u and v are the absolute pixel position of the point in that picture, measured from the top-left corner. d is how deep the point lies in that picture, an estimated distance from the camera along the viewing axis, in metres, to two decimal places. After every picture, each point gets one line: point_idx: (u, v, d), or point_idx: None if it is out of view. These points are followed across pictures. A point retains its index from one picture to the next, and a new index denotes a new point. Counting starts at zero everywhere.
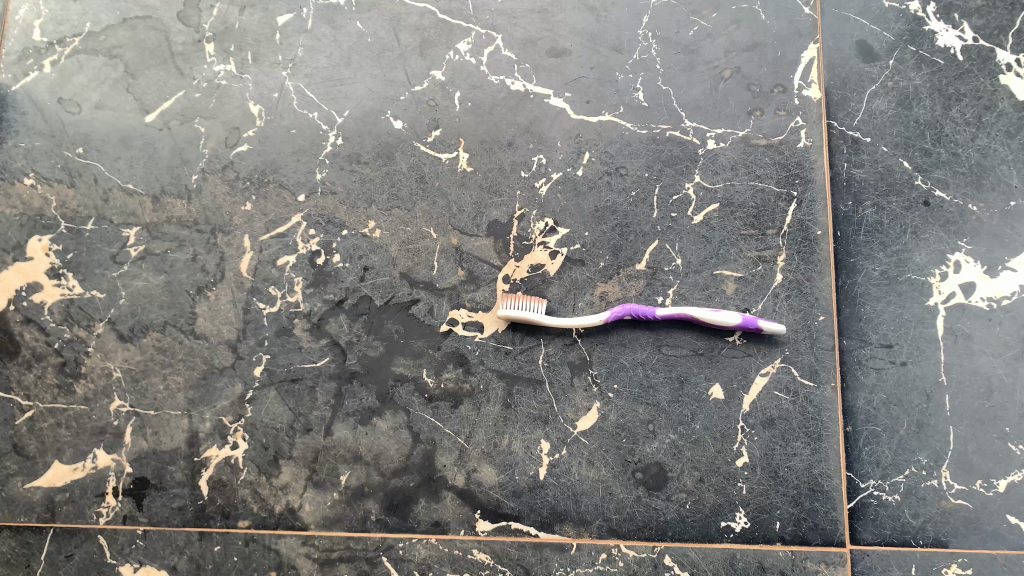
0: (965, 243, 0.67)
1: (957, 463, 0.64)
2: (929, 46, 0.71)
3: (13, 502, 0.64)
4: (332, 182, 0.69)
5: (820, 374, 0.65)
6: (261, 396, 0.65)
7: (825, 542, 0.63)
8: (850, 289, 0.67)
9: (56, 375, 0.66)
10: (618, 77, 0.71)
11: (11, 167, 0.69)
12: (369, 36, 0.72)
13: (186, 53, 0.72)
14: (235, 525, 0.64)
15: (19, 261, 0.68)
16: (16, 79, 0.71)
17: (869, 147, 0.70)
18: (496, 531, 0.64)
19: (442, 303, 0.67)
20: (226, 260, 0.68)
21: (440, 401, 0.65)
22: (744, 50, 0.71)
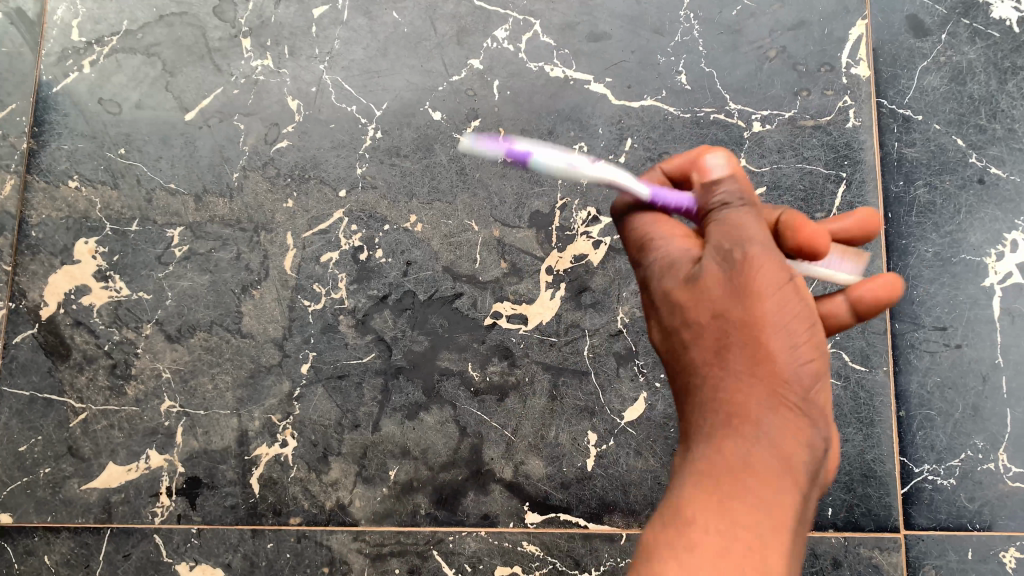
0: (1023, 221, 0.65)
1: (1014, 445, 0.62)
2: (983, 18, 0.68)
3: (71, 503, 0.65)
4: (372, 177, 0.69)
5: (873, 358, 0.64)
6: (309, 393, 0.65)
7: (879, 528, 0.62)
8: (903, 272, 0.65)
9: (107, 377, 0.67)
10: (659, 60, 0.70)
11: (55, 170, 0.70)
12: (405, 26, 0.71)
13: (223, 50, 0.71)
14: (287, 522, 0.64)
15: (68, 264, 0.68)
16: (56, 80, 0.71)
17: (921, 125, 0.68)
18: (545, 522, 0.63)
19: (486, 295, 0.66)
20: (269, 258, 0.68)
21: (486, 395, 0.65)
22: (789, 28, 0.69)
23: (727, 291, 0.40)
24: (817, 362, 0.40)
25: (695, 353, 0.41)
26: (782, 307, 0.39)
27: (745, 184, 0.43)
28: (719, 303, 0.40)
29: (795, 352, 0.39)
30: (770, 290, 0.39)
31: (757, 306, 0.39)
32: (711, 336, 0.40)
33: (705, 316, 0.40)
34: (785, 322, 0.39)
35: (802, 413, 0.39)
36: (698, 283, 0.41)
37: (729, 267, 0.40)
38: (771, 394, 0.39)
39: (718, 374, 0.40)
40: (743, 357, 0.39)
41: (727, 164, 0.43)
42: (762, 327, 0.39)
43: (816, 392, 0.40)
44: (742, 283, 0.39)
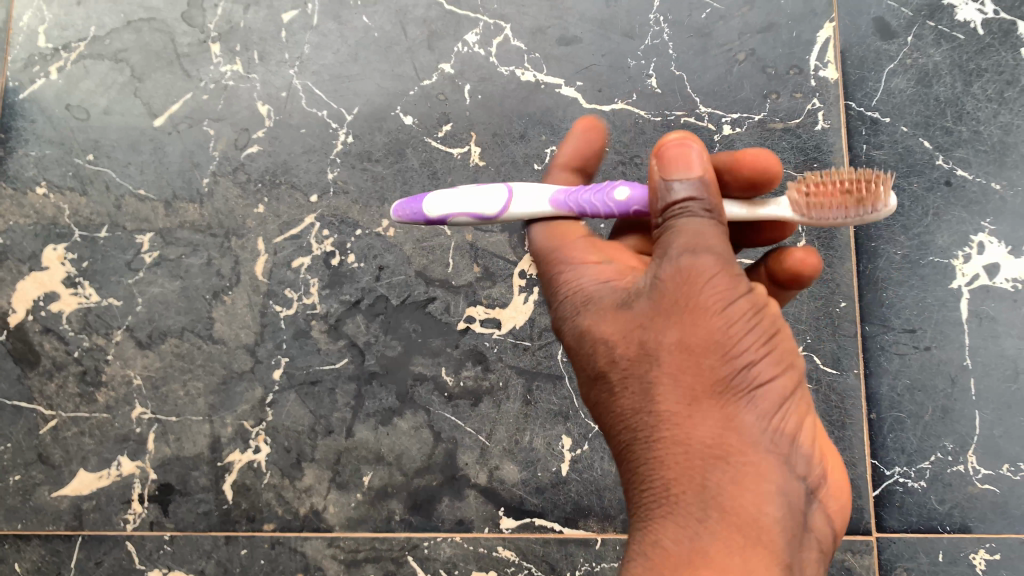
0: (988, 223, 0.66)
1: (984, 447, 0.63)
2: (949, 21, 0.69)
3: (42, 511, 0.65)
4: (344, 181, 0.69)
5: (843, 361, 0.65)
6: (282, 400, 0.65)
7: (851, 530, 0.63)
8: (872, 273, 0.66)
9: (77, 384, 0.66)
10: (629, 64, 0.70)
11: (23, 177, 0.69)
12: (375, 30, 0.71)
13: (192, 55, 0.71)
14: (261, 528, 0.64)
15: (36, 271, 0.68)
16: (24, 86, 0.70)
17: (888, 127, 0.68)
18: (521, 528, 0.63)
19: (459, 300, 0.66)
20: (241, 264, 0.67)
21: (460, 400, 0.65)
22: (758, 31, 0.70)
23: (671, 326, 0.41)
24: (777, 379, 0.41)
25: (626, 404, 0.43)
26: (730, 324, 0.41)
27: (709, 184, 0.44)
28: (659, 340, 0.41)
29: (740, 368, 0.40)
30: (716, 310, 0.41)
31: (703, 329, 0.41)
32: (641, 399, 0.42)
33: (632, 355, 0.42)
34: (735, 336, 0.41)
35: (771, 459, 0.40)
36: (628, 313, 0.43)
37: (675, 293, 0.42)
38: (719, 415, 0.40)
39: (658, 415, 0.41)
40: (679, 390, 0.41)
41: (694, 158, 0.44)
42: (703, 350, 0.40)
43: (780, 425, 0.40)
44: (674, 307, 0.41)
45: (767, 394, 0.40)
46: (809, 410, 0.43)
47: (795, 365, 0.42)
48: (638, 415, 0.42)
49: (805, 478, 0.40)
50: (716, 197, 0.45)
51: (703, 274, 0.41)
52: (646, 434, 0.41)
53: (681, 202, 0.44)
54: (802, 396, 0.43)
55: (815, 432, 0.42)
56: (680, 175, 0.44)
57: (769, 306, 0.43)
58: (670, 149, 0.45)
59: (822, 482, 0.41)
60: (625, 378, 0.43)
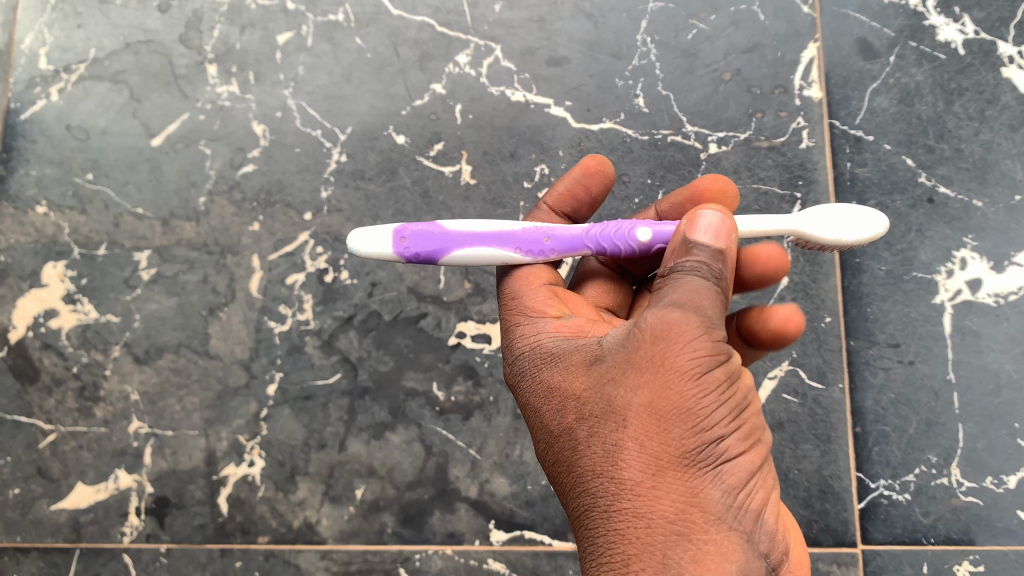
0: (970, 239, 0.67)
1: (967, 460, 0.64)
2: (930, 41, 0.71)
3: (40, 524, 0.66)
4: (337, 200, 0.70)
5: (828, 375, 0.66)
6: (277, 414, 0.66)
7: (837, 542, 0.64)
8: (856, 289, 0.67)
9: (75, 399, 0.68)
10: (617, 84, 0.71)
11: (24, 196, 0.71)
12: (368, 52, 0.73)
13: (189, 76, 0.72)
14: (256, 541, 0.65)
15: (36, 288, 0.69)
16: (25, 107, 0.72)
17: (872, 145, 0.70)
18: (511, 540, 0.64)
19: (450, 316, 0.68)
20: (236, 280, 0.69)
21: (451, 414, 0.66)
22: (743, 51, 0.71)
23: (642, 390, 0.42)
24: (744, 459, 0.41)
25: (588, 465, 0.43)
26: (701, 394, 0.41)
27: (727, 253, 0.44)
28: (628, 401, 0.42)
29: (709, 441, 0.41)
30: (690, 379, 0.41)
31: (672, 395, 0.41)
32: (604, 462, 0.42)
33: (600, 412, 0.43)
34: (706, 409, 0.41)
35: (733, 537, 0.40)
36: (601, 370, 0.44)
37: (651, 355, 0.42)
38: (682, 487, 0.40)
39: (620, 481, 0.41)
40: (643, 457, 0.41)
41: (719, 223, 0.44)
42: (670, 417, 0.41)
43: (744, 506, 0.40)
44: (650, 370, 0.42)
45: (734, 472, 0.40)
46: (774, 491, 0.43)
47: (762, 443, 0.43)
48: (599, 478, 0.42)
49: (768, 557, 0.40)
50: (731, 258, 0.44)
51: (684, 336, 0.41)
52: (604, 498, 0.42)
53: (698, 261, 0.43)
54: (767, 474, 0.43)
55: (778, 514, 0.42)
56: (704, 237, 0.44)
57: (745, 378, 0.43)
58: (694, 215, 0.45)
59: (784, 560, 0.42)
60: (590, 438, 0.43)
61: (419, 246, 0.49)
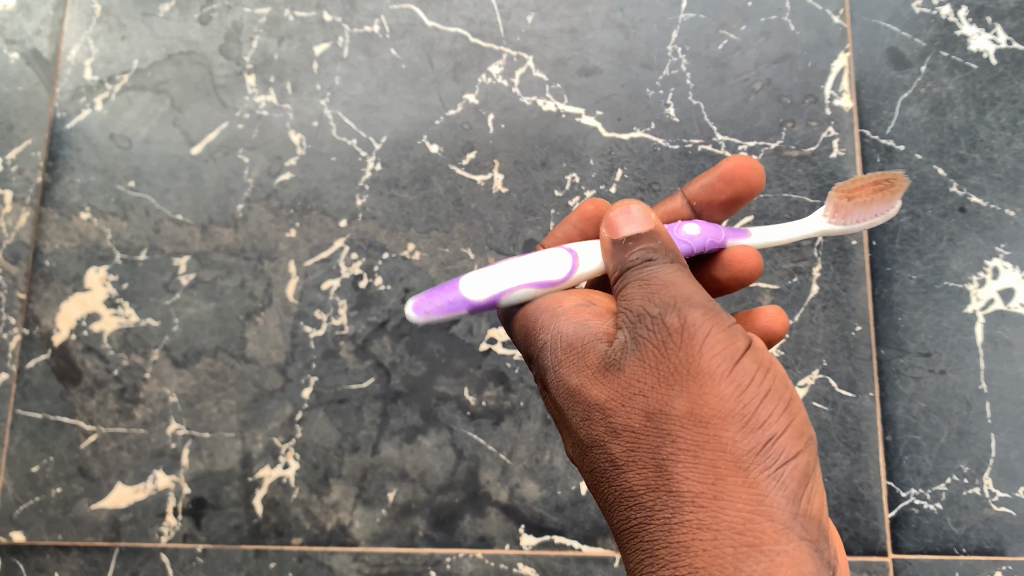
0: (1002, 249, 0.67)
1: (1000, 470, 0.64)
2: (962, 51, 0.71)
3: (81, 522, 0.68)
4: (371, 207, 0.71)
5: (859, 384, 0.66)
6: (311, 417, 0.68)
7: (867, 551, 0.64)
8: (887, 298, 0.67)
9: (115, 401, 0.69)
10: (648, 93, 0.72)
11: (68, 202, 0.73)
12: (403, 62, 0.74)
13: (228, 86, 0.74)
14: (290, 542, 0.66)
15: (79, 292, 0.71)
16: (70, 116, 0.74)
17: (903, 154, 0.70)
18: (540, 544, 0.65)
19: (482, 321, 0.68)
20: (272, 286, 0.70)
21: (482, 419, 0.67)
22: (773, 61, 0.72)
23: (682, 395, 0.41)
24: (800, 455, 0.41)
25: (637, 479, 0.42)
26: (742, 390, 0.41)
27: (663, 239, 0.47)
28: (668, 409, 0.41)
29: (765, 445, 0.40)
30: (728, 374, 0.41)
31: (714, 397, 0.40)
32: (656, 476, 0.41)
33: (637, 425, 0.42)
34: (750, 405, 0.41)
35: (804, 547, 0.39)
36: (624, 379, 0.43)
37: (680, 357, 0.41)
38: (745, 493, 0.39)
39: (678, 493, 0.40)
40: (697, 467, 0.40)
41: (641, 218, 0.47)
42: (719, 421, 0.40)
43: (805, 507, 0.40)
44: (687, 372, 0.41)
45: (793, 469, 0.40)
46: (824, 482, 0.43)
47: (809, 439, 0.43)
48: (653, 492, 0.41)
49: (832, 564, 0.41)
50: (669, 240, 0.47)
51: (703, 334, 0.42)
52: (663, 515, 0.41)
53: (639, 253, 0.46)
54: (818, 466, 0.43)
55: (832, 506, 0.43)
56: (631, 231, 0.46)
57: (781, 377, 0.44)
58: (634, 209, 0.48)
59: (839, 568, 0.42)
60: (632, 451, 0.42)
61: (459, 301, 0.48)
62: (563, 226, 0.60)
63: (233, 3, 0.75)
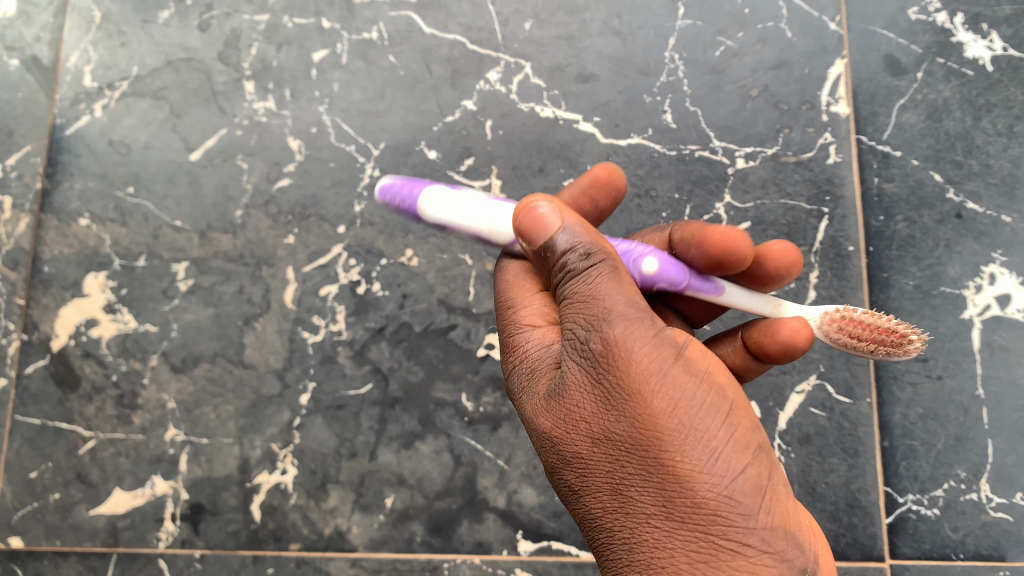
0: (999, 255, 0.67)
1: (997, 476, 0.64)
2: (958, 58, 0.71)
3: (79, 528, 0.68)
4: (370, 214, 0.71)
5: (856, 390, 0.66)
6: (309, 423, 0.68)
7: (864, 557, 0.64)
8: (884, 303, 0.67)
9: (114, 407, 0.69)
10: (645, 100, 0.72)
11: (67, 209, 0.73)
12: (401, 69, 0.74)
13: (227, 92, 0.75)
14: (288, 548, 0.66)
15: (78, 298, 0.71)
16: (69, 122, 0.75)
17: (899, 161, 0.70)
18: (538, 550, 0.65)
19: (479, 327, 0.69)
20: (271, 292, 0.70)
21: (480, 424, 0.67)
22: (770, 68, 0.72)
23: (621, 418, 0.40)
24: (748, 463, 0.40)
25: (592, 505, 0.42)
26: (680, 406, 0.40)
27: (585, 235, 0.44)
28: (612, 433, 0.41)
29: (712, 460, 0.39)
30: (664, 392, 0.40)
31: (652, 419, 0.40)
32: (611, 499, 0.41)
33: (584, 450, 0.41)
34: (690, 421, 0.40)
35: (764, 557, 0.39)
36: (564, 405, 0.42)
37: (615, 380, 0.40)
38: (696, 512, 0.39)
39: (635, 514, 0.40)
40: (649, 489, 0.40)
41: (553, 215, 0.44)
42: (659, 443, 0.39)
43: (763, 516, 0.39)
44: (625, 395, 0.40)
45: (742, 479, 0.39)
46: (782, 481, 0.42)
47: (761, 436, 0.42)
48: (610, 514, 0.41)
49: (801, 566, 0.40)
50: (596, 241, 0.44)
51: (634, 350, 0.41)
52: (622, 536, 0.41)
53: (562, 257, 0.44)
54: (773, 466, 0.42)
55: (794, 504, 0.42)
56: (552, 234, 0.44)
57: (725, 374, 0.42)
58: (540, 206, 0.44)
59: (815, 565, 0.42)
60: (583, 476, 0.42)
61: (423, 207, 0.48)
62: (571, 188, 0.56)
63: (232, 10, 0.76)
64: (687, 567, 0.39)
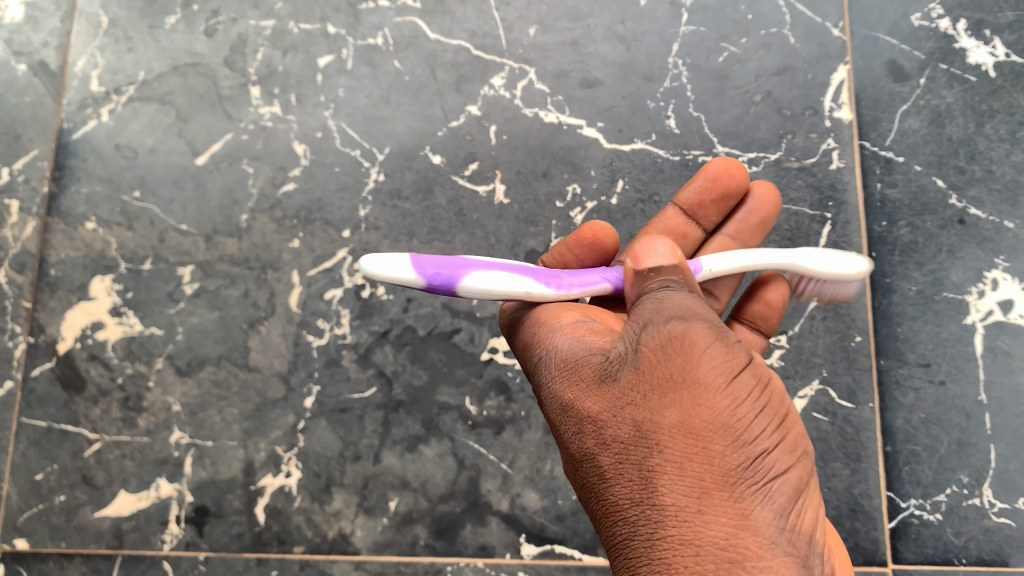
0: (1001, 260, 0.67)
1: (999, 481, 0.64)
2: (961, 64, 0.71)
3: (84, 530, 0.68)
4: (375, 218, 0.72)
5: (858, 395, 0.66)
6: (314, 426, 0.68)
7: (867, 561, 0.64)
8: (887, 308, 0.68)
9: (119, 409, 0.70)
10: (649, 105, 0.73)
11: (74, 212, 0.74)
12: (406, 74, 0.75)
13: (233, 97, 0.75)
14: (292, 550, 0.67)
15: (84, 301, 0.72)
16: (76, 127, 0.75)
17: (902, 166, 0.70)
18: (541, 554, 0.65)
19: (483, 331, 0.69)
20: (276, 295, 0.71)
21: (484, 428, 0.67)
22: (773, 74, 0.73)
23: (673, 405, 0.42)
24: (791, 468, 0.42)
25: (622, 492, 0.42)
26: (737, 404, 0.42)
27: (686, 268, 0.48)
28: (658, 420, 0.42)
29: (756, 459, 0.41)
30: (726, 388, 0.42)
31: (708, 410, 0.41)
32: (640, 489, 0.42)
33: (627, 436, 0.43)
34: (745, 420, 0.42)
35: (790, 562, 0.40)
36: (616, 390, 0.44)
37: (676, 367, 0.42)
38: (732, 507, 0.40)
39: (662, 508, 0.41)
40: (684, 480, 0.41)
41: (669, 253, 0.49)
42: (709, 434, 0.41)
43: (794, 522, 0.41)
44: (684, 385, 0.42)
45: (782, 489, 0.41)
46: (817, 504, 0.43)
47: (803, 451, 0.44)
48: (639, 506, 0.42)
49: None
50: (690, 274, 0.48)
51: (702, 346, 0.43)
52: (647, 531, 0.41)
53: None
54: (811, 485, 0.44)
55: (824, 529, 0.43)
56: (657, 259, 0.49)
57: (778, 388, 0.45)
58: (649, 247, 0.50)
59: None
60: (619, 463, 0.43)
61: (439, 271, 0.48)
62: (559, 245, 0.56)
63: (238, 15, 0.76)
64: (710, 562, 0.39)
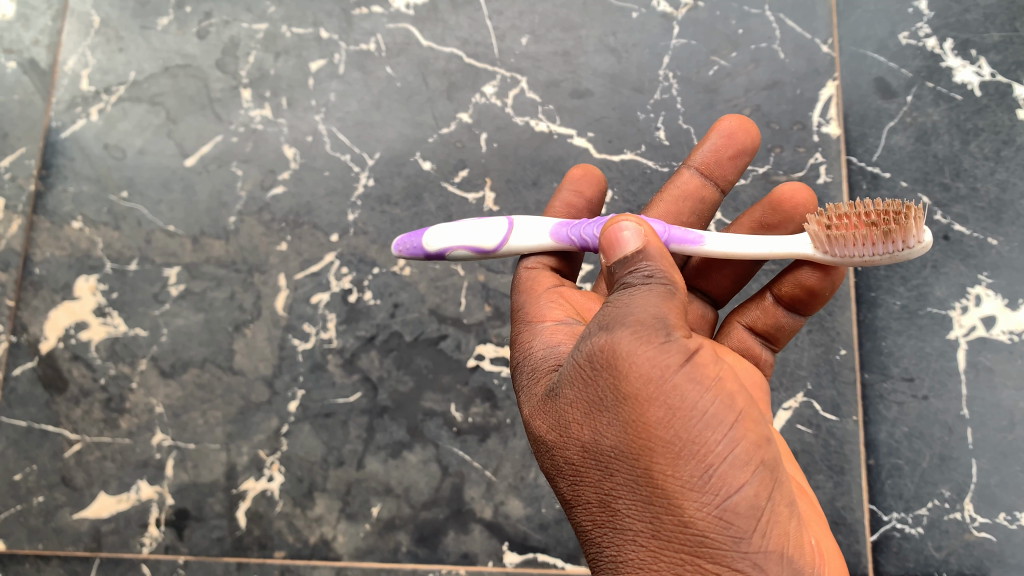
0: (985, 276, 0.68)
1: (980, 496, 0.64)
2: (947, 82, 0.72)
3: (62, 532, 0.68)
4: (363, 223, 0.72)
5: (842, 408, 0.67)
6: (297, 431, 0.68)
7: None
8: (872, 322, 0.68)
9: (101, 410, 0.69)
10: (639, 116, 0.73)
11: (60, 211, 0.73)
12: (398, 81, 0.75)
13: (224, 99, 0.75)
14: (272, 555, 0.66)
15: (68, 301, 0.71)
16: (65, 126, 0.75)
17: (888, 182, 0.71)
18: (524, 563, 0.65)
19: (470, 338, 0.69)
20: (262, 298, 0.70)
21: (468, 435, 0.67)
22: (762, 88, 0.73)
23: (612, 426, 0.41)
24: (744, 479, 0.39)
25: (585, 515, 0.43)
26: (674, 416, 0.40)
27: (655, 256, 0.44)
28: (602, 442, 0.42)
29: (706, 480, 0.39)
30: (662, 399, 0.40)
31: (644, 427, 0.40)
32: (599, 511, 0.42)
33: (576, 459, 0.43)
34: (685, 432, 0.40)
35: None
36: (561, 410, 0.44)
37: (609, 386, 0.42)
38: (682, 531, 0.39)
39: (622, 531, 0.41)
40: (636, 502, 0.41)
41: (636, 233, 0.45)
42: (650, 455, 0.40)
43: (758, 538, 0.39)
44: (619, 402, 0.41)
45: (737, 501, 0.39)
46: (789, 506, 0.41)
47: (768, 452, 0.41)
48: (600, 528, 0.42)
49: None
50: (666, 262, 0.44)
51: (631, 356, 0.41)
52: (610, 550, 0.42)
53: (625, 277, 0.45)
54: (781, 488, 0.41)
55: (800, 529, 0.41)
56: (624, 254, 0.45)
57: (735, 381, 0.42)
58: (616, 226, 0.46)
59: None
60: (575, 487, 0.43)
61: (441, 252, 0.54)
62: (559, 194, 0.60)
63: (231, 18, 0.76)
64: None
